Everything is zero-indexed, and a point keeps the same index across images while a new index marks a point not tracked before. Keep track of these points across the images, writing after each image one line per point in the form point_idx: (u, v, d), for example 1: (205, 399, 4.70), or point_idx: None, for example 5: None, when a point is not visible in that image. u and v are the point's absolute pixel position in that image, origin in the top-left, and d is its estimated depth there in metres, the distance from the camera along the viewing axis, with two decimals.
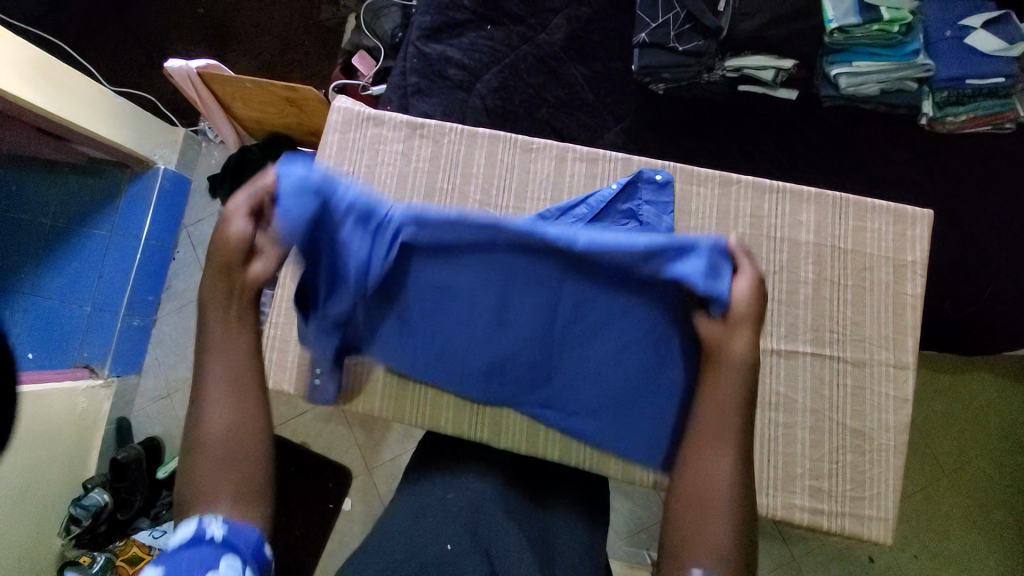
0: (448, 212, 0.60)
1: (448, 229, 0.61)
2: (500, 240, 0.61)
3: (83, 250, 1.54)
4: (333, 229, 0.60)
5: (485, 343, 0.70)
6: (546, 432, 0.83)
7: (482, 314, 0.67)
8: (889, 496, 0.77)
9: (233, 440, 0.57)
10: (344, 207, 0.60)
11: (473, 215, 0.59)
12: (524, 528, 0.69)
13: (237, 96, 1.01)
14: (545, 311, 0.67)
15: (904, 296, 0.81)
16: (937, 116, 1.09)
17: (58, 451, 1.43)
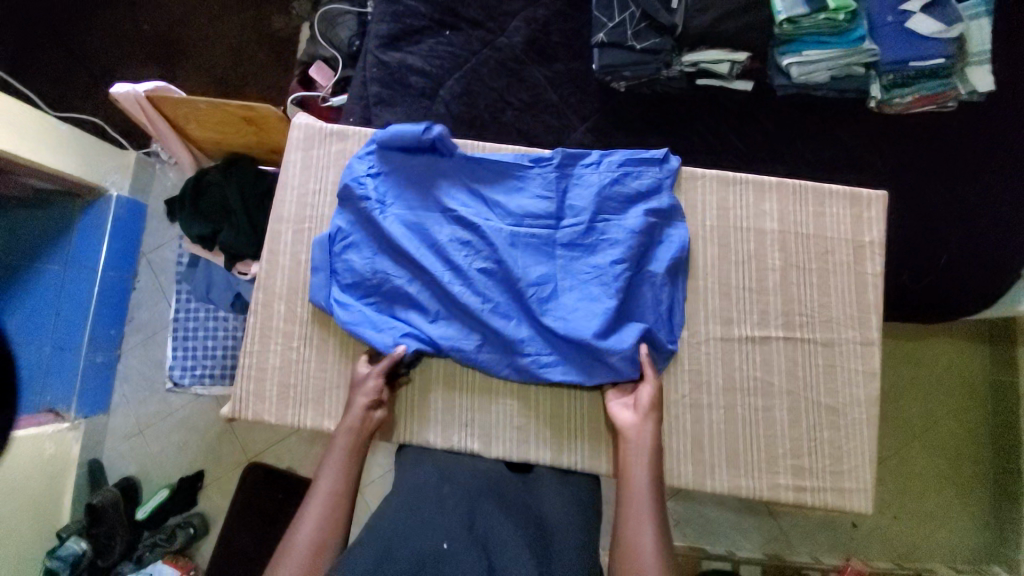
0: (462, 176, 0.86)
1: (463, 188, 0.86)
2: (498, 185, 0.86)
3: (35, 285, 1.42)
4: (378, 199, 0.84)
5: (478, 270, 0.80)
6: (535, 433, 0.84)
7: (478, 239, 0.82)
8: (866, 468, 0.80)
9: (313, 557, 0.67)
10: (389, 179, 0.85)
11: (480, 173, 0.86)
12: (516, 516, 0.71)
13: (190, 118, 0.96)
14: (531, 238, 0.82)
15: (865, 275, 0.85)
16: (885, 99, 1.14)
17: (27, 500, 1.36)
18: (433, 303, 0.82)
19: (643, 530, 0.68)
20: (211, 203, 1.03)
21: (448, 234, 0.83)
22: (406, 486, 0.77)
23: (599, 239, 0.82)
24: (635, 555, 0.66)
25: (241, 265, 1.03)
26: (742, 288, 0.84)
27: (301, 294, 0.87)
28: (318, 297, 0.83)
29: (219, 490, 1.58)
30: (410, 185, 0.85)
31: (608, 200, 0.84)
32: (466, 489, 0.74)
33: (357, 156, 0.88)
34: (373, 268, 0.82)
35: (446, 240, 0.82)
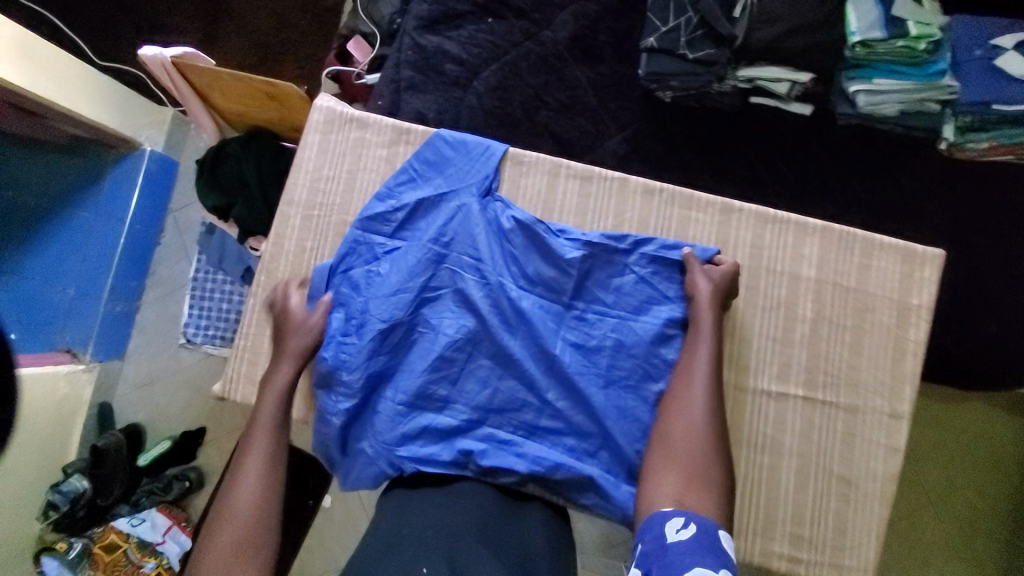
0: (459, 291, 0.78)
1: (460, 296, 0.78)
2: (500, 295, 0.78)
3: (66, 229, 1.52)
4: (375, 270, 0.80)
5: (453, 378, 0.75)
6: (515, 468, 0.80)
7: (455, 359, 0.76)
8: (872, 548, 0.73)
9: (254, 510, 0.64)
10: (385, 246, 0.81)
11: (480, 295, 0.77)
12: (502, 556, 0.60)
13: (216, 87, 0.93)
14: (516, 363, 0.76)
15: (906, 341, 0.76)
16: (957, 142, 1.01)
17: (37, 435, 1.43)
18: (400, 424, 0.74)
19: (692, 399, 0.68)
20: (228, 175, 1.01)
21: (428, 341, 0.76)
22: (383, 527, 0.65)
23: (591, 362, 0.77)
24: (684, 404, 0.68)
25: (253, 239, 1.02)
26: (766, 334, 0.77)
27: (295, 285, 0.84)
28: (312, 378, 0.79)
29: (216, 450, 1.62)
30: (408, 268, 0.78)
31: (624, 316, 0.78)
32: (451, 528, 0.62)
33: (383, 187, 0.83)
34: (362, 374, 0.75)
35: (437, 320, 0.77)
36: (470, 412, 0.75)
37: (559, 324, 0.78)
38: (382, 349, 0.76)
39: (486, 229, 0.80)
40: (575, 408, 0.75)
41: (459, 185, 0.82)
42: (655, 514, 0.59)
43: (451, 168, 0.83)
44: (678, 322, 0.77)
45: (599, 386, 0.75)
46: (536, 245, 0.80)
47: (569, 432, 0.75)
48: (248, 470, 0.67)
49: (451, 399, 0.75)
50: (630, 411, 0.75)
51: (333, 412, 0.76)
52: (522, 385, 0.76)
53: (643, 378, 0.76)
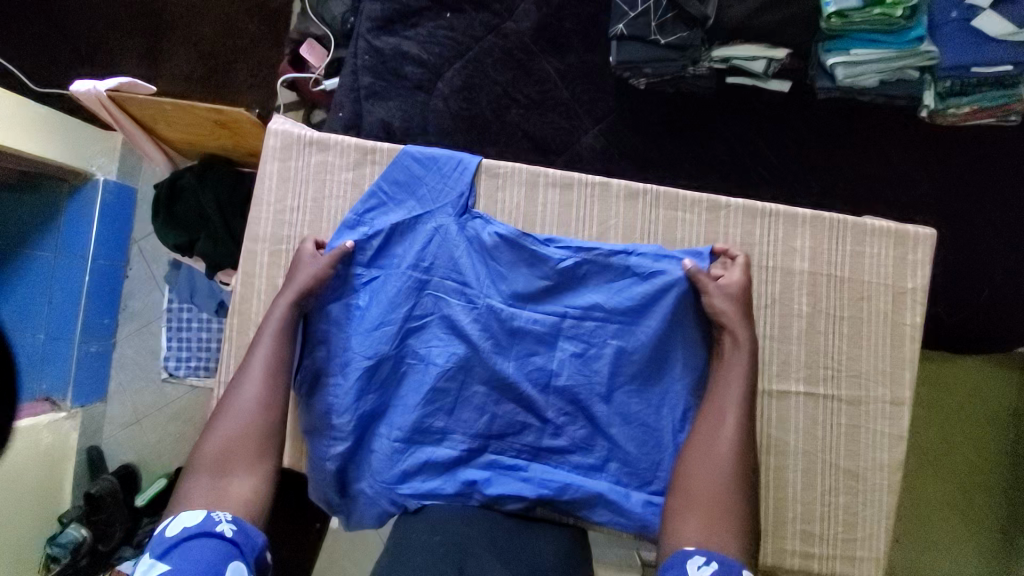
0: (448, 314, 0.74)
1: (449, 319, 0.74)
2: (491, 315, 0.74)
3: (26, 274, 1.45)
4: (356, 303, 0.76)
5: (450, 407, 0.72)
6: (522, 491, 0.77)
7: (451, 386, 0.72)
8: (881, 536, 0.74)
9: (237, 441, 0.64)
10: (364, 277, 0.76)
11: (470, 318, 0.74)
12: (510, 563, 0.60)
13: (159, 118, 0.86)
14: (514, 386, 0.73)
15: (903, 326, 0.75)
16: (938, 108, 0.99)
17: (26, 488, 1.38)
18: (400, 461, 0.70)
19: (721, 425, 0.67)
20: (186, 211, 0.95)
21: (421, 372, 0.72)
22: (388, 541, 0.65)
23: (592, 377, 0.73)
24: (713, 436, 0.66)
25: (224, 275, 0.97)
26: (765, 333, 0.75)
27: None
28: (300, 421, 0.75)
29: None
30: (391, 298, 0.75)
31: (622, 327, 0.74)
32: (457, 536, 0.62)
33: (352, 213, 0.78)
34: (354, 414, 0.72)
35: (427, 350, 0.73)
36: (471, 441, 0.72)
37: (555, 341, 0.74)
38: (372, 384, 0.72)
39: (470, 249, 0.77)
40: (579, 427, 0.73)
41: (435, 206, 0.77)
42: (678, 552, 0.58)
43: (424, 187, 0.78)
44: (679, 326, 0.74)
45: (602, 401, 0.73)
46: (523, 260, 0.76)
47: (576, 451, 0.73)
48: (200, 472, 0.62)
49: (448, 432, 0.71)
50: (633, 422, 0.73)
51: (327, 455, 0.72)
52: (521, 407, 0.73)
53: (647, 390, 0.73)
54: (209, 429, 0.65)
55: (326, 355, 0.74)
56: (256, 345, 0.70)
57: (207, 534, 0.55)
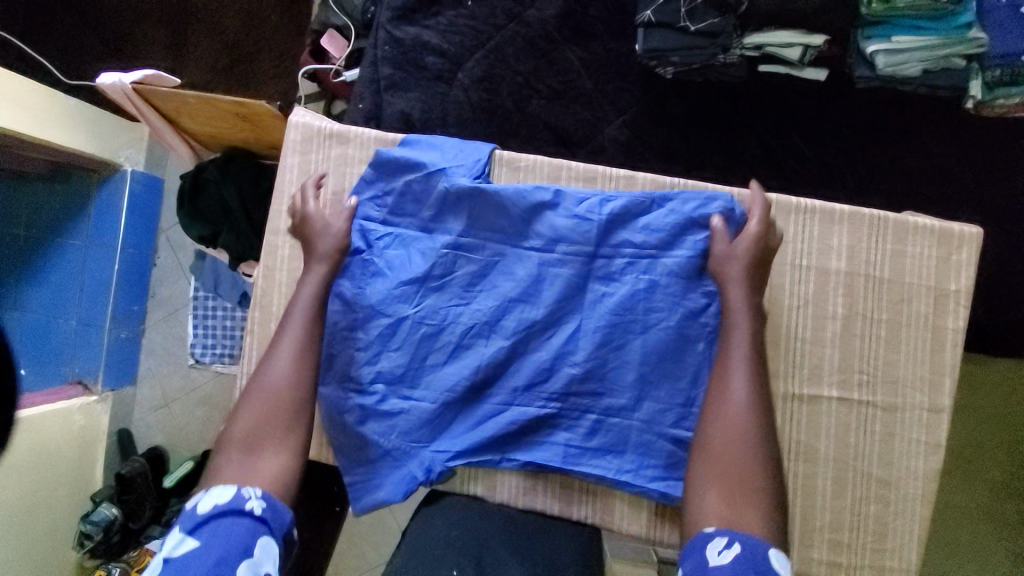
0: (474, 269, 0.77)
1: (474, 274, 0.77)
2: (517, 272, 0.76)
3: (62, 261, 1.52)
4: (382, 257, 0.78)
5: (477, 357, 0.75)
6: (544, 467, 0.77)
7: (479, 338, 0.75)
8: (913, 547, 0.71)
9: (266, 420, 0.63)
10: (390, 234, 0.78)
11: (497, 273, 0.76)
12: (528, 559, 0.65)
13: (182, 110, 0.86)
14: (540, 337, 0.75)
15: (944, 331, 0.71)
16: (986, 99, 0.93)
17: (63, 468, 1.45)
18: (432, 408, 0.75)
19: (732, 390, 0.62)
20: (210, 203, 0.95)
21: (449, 325, 0.76)
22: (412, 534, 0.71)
23: (622, 332, 0.74)
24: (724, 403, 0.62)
25: (246, 268, 0.98)
26: (796, 335, 0.72)
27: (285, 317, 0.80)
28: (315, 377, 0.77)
29: None
30: (417, 253, 0.77)
31: (652, 278, 0.74)
32: (476, 535, 0.69)
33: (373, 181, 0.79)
34: (386, 365, 0.76)
35: (451, 308, 0.76)
36: (497, 392, 0.75)
37: (584, 294, 0.75)
38: (402, 337, 0.76)
39: (487, 204, 0.75)
40: (601, 383, 0.74)
41: (454, 163, 0.77)
42: (696, 535, 0.55)
43: (440, 155, 0.78)
44: (715, 284, 0.73)
45: (632, 355, 0.74)
46: (543, 216, 0.76)
47: (605, 405, 0.74)
48: (231, 450, 0.61)
49: (474, 382, 0.75)
50: (666, 382, 0.73)
51: (361, 408, 0.75)
52: (550, 357, 0.75)
53: (675, 349, 0.73)
54: (238, 408, 0.64)
55: (347, 314, 0.77)
56: (285, 327, 0.69)
57: (236, 512, 0.54)
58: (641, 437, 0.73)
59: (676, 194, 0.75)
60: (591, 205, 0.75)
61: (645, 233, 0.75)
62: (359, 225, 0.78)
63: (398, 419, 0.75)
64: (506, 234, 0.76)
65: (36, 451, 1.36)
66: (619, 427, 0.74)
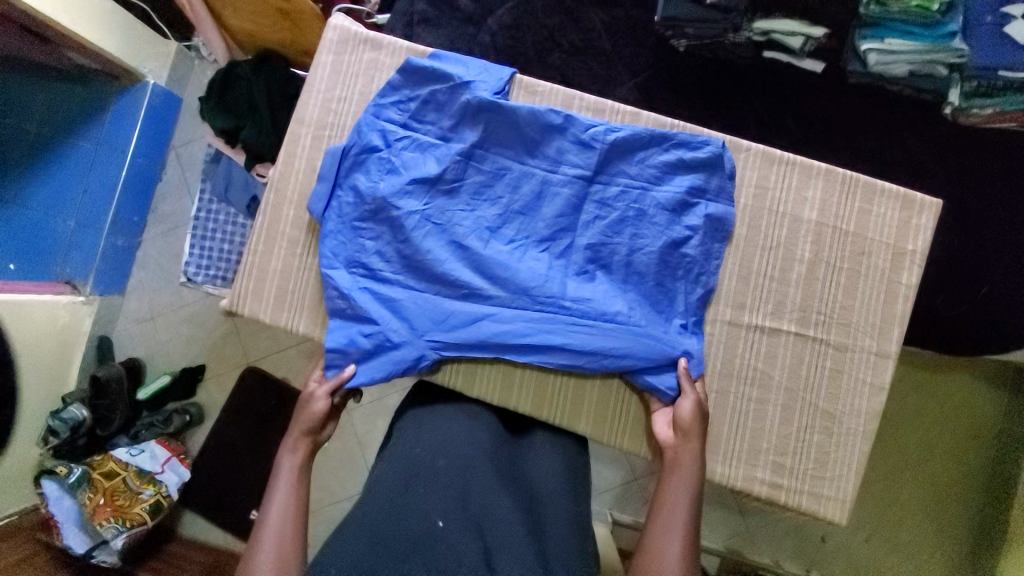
0: (480, 180, 0.82)
1: (479, 185, 0.82)
2: (519, 187, 0.81)
3: (67, 160, 1.51)
4: (398, 158, 0.83)
5: (472, 263, 0.80)
6: (522, 367, 0.82)
7: (476, 245, 0.80)
8: (850, 479, 0.77)
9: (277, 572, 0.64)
10: (407, 138, 0.83)
11: (501, 187, 0.82)
12: (513, 492, 0.70)
13: (227, 2, 0.92)
14: (533, 252, 0.81)
15: (897, 285, 0.78)
16: (962, 106, 1.02)
17: (41, 361, 1.44)
18: (426, 303, 0.79)
19: (670, 525, 0.68)
20: (237, 97, 1.00)
21: (451, 228, 0.81)
22: (395, 459, 0.75)
23: (610, 253, 0.80)
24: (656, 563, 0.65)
25: (261, 167, 1.03)
26: (765, 272, 0.80)
27: (296, 199, 0.85)
28: (321, 259, 0.82)
29: (217, 387, 1.65)
30: (429, 159, 0.82)
31: (642, 209, 0.80)
32: (465, 462, 0.72)
33: (401, 88, 0.84)
34: (388, 258, 0.81)
35: (454, 213, 0.81)
36: (488, 296, 0.80)
37: (579, 216, 0.81)
38: (405, 231, 0.80)
39: (502, 120, 0.81)
40: (586, 295, 0.79)
41: (478, 78, 0.83)
42: None
43: (463, 72, 0.84)
44: (700, 219, 0.79)
45: (617, 276, 0.80)
46: (552, 138, 0.81)
47: (588, 319, 0.78)
48: None
49: (468, 283, 0.79)
50: (646, 304, 0.79)
51: (360, 294, 0.80)
52: (541, 269, 0.80)
53: (660, 272, 0.79)
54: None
55: (357, 203, 0.81)
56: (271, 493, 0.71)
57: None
58: (619, 354, 0.77)
59: (675, 133, 0.81)
60: (596, 132, 0.81)
61: (640, 167, 0.81)
62: (380, 124, 0.84)
63: (391, 310, 0.79)
64: (515, 152, 0.82)
65: (16, 338, 1.37)
66: (600, 342, 0.77)
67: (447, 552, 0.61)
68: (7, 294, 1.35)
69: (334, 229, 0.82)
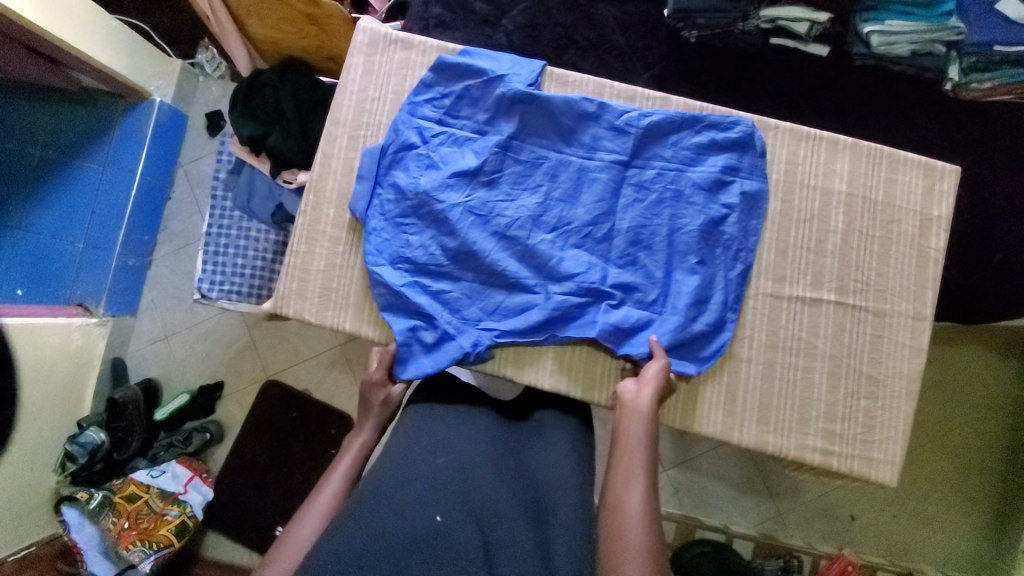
0: (519, 169, 0.84)
1: (518, 175, 0.84)
2: (558, 175, 0.84)
3: (76, 181, 1.48)
4: (435, 153, 0.84)
5: (519, 251, 0.82)
6: (572, 349, 0.83)
7: (521, 233, 0.82)
8: (898, 441, 0.79)
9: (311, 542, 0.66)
10: (442, 133, 0.85)
11: (540, 175, 0.84)
12: (516, 488, 0.68)
13: (253, 11, 0.93)
14: (577, 236, 0.82)
15: (928, 250, 0.81)
16: (962, 82, 1.07)
17: (55, 386, 1.41)
18: (477, 292, 0.82)
19: (631, 485, 0.67)
20: (263, 105, 1.01)
21: (493, 217, 0.82)
22: (397, 457, 0.72)
23: (651, 233, 0.82)
24: (621, 507, 0.65)
25: (287, 173, 1.03)
26: (800, 245, 0.82)
27: (337, 199, 0.86)
28: (366, 256, 0.82)
29: (236, 404, 1.63)
30: (466, 152, 0.84)
31: (679, 190, 0.82)
32: (466, 460, 0.71)
33: (435, 85, 0.86)
34: (434, 250, 0.82)
35: (496, 203, 0.83)
36: (537, 282, 0.81)
37: (618, 199, 0.83)
38: (450, 224, 0.82)
39: (538, 110, 0.84)
40: (632, 276, 0.81)
41: (511, 72, 0.85)
42: None
43: (495, 67, 0.86)
44: (735, 196, 0.82)
45: (661, 255, 0.81)
46: (586, 126, 0.84)
47: (636, 298, 0.80)
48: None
49: (516, 270, 0.81)
50: (693, 280, 0.80)
51: (410, 288, 0.81)
52: (586, 253, 0.82)
53: (702, 249, 0.81)
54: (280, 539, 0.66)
55: (399, 199, 0.83)
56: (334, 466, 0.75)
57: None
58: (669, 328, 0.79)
59: (706, 115, 0.84)
60: (629, 118, 0.83)
61: (674, 149, 0.84)
62: (416, 120, 0.85)
63: (443, 301, 0.81)
64: (551, 141, 0.84)
65: (30, 364, 1.33)
66: (649, 318, 0.80)
67: (447, 548, 0.57)
68: (22, 317, 1.32)
69: (378, 226, 0.83)
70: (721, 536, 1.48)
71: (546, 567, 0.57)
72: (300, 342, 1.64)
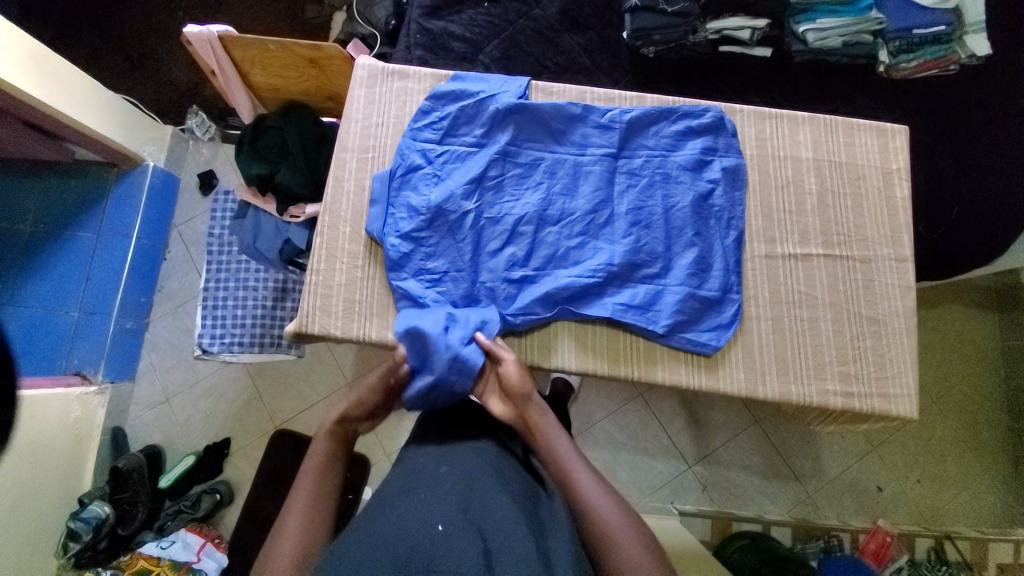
0: (517, 173, 0.91)
1: (514, 179, 0.91)
2: (553, 174, 0.91)
3: (66, 253, 1.50)
4: (438, 167, 0.91)
5: (528, 245, 0.88)
6: (593, 330, 0.87)
7: (528, 230, 0.88)
8: (909, 373, 0.83)
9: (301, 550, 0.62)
10: (442, 149, 0.92)
11: (535, 176, 0.91)
12: (514, 493, 0.67)
13: (257, 60, 1.01)
14: (580, 224, 0.88)
15: (894, 198, 0.91)
16: (892, 62, 1.22)
17: (54, 461, 1.35)
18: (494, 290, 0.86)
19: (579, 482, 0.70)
20: (269, 146, 1.08)
21: (500, 218, 0.88)
22: (407, 476, 0.70)
23: (648, 213, 0.88)
24: (588, 506, 0.67)
25: (294, 208, 1.08)
26: (784, 209, 0.90)
27: (352, 217, 0.91)
28: (388, 270, 0.87)
29: (245, 459, 1.57)
30: (465, 164, 0.91)
31: (666, 174, 0.90)
32: (465, 469, 0.68)
33: (432, 109, 0.94)
34: (450, 257, 0.87)
35: (500, 205, 0.89)
36: (549, 272, 0.86)
37: (613, 186, 0.90)
38: (460, 229, 0.87)
39: (529, 118, 0.92)
40: (639, 252, 0.86)
41: (500, 89, 0.94)
42: None
43: (483, 87, 0.95)
44: (719, 173, 0.90)
45: (662, 231, 0.87)
46: (575, 127, 0.93)
47: (645, 272, 0.86)
48: None
49: (527, 264, 0.87)
50: (696, 249, 0.86)
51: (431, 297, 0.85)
52: (590, 238, 0.88)
53: (700, 224, 0.88)
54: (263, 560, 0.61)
55: (411, 211, 0.88)
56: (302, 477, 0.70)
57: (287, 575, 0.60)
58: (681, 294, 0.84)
59: (679, 106, 0.93)
60: (613, 115, 0.92)
61: (656, 138, 0.92)
62: (419, 140, 0.92)
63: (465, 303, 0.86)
64: (544, 143, 0.93)
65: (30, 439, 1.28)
66: (659, 289, 0.85)
67: (446, 559, 0.55)
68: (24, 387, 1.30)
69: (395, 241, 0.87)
70: (757, 527, 1.47)
71: (545, 569, 0.57)
72: (306, 386, 1.61)
